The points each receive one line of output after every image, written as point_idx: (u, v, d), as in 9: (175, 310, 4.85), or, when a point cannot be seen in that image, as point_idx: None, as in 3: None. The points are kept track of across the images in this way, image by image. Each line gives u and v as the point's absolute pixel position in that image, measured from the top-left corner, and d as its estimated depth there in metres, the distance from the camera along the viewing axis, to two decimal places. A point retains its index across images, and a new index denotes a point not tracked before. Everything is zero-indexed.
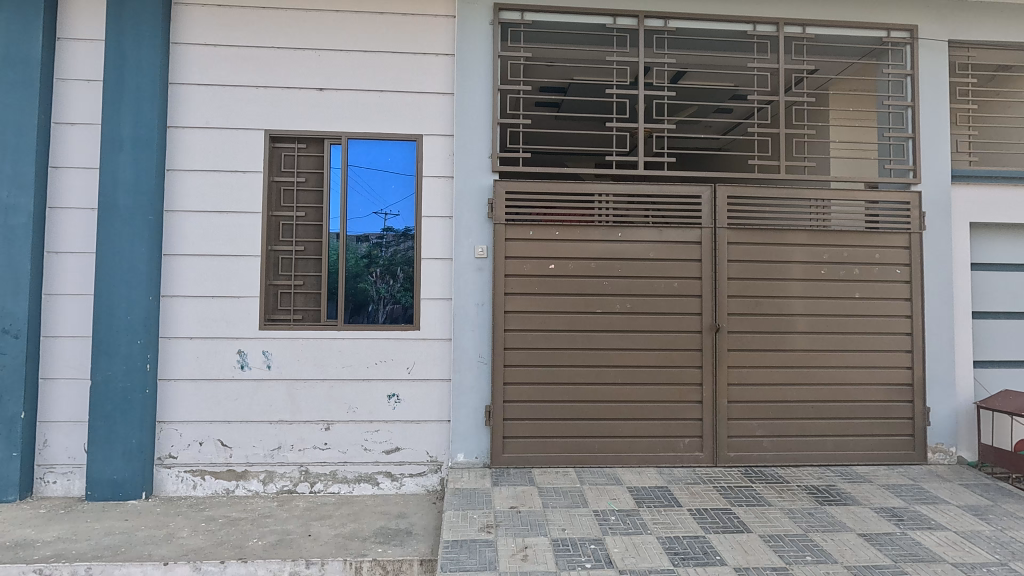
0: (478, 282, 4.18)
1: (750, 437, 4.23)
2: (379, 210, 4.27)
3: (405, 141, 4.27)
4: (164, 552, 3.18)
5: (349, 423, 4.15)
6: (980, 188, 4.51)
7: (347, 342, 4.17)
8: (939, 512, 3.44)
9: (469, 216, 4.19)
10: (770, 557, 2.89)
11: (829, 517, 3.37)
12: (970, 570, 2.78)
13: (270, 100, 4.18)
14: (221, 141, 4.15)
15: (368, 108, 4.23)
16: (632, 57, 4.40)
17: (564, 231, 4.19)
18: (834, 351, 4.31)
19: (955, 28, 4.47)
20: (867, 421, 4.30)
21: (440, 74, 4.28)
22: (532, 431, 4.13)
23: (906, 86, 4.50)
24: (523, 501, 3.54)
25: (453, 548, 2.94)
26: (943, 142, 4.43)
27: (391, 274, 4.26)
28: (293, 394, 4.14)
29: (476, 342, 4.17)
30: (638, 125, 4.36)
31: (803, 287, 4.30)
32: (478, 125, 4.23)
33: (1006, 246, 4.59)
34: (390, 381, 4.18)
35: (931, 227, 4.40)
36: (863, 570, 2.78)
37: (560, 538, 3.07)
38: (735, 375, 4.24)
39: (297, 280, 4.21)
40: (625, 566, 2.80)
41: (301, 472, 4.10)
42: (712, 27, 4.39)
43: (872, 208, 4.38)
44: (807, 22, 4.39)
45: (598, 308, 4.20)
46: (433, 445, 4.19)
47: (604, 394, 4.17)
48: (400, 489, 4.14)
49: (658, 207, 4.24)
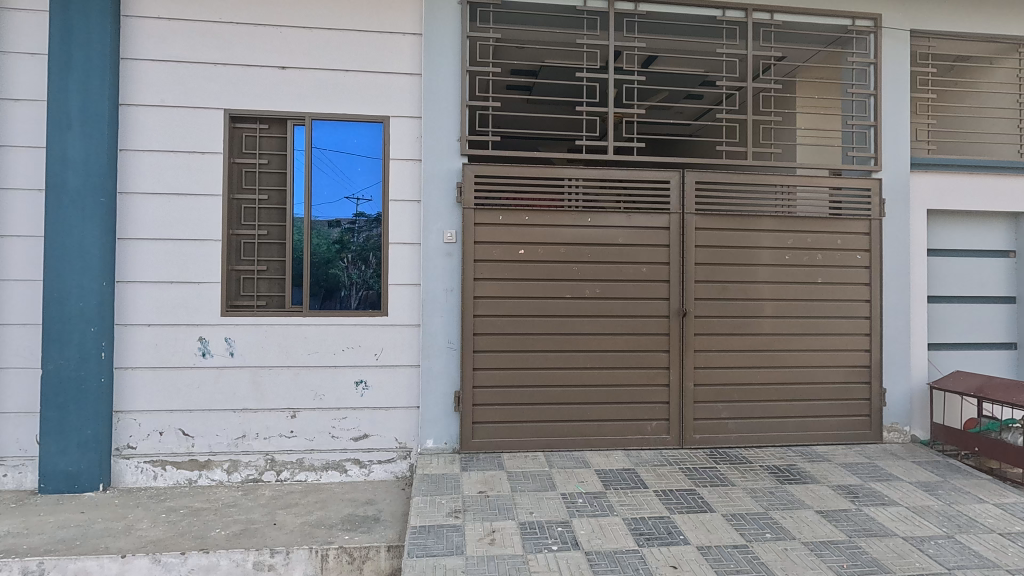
0: (448, 267, 4.14)
1: (715, 419, 4.31)
2: (350, 195, 4.17)
3: (372, 123, 4.17)
4: (122, 545, 3.09)
5: (316, 410, 4.09)
6: (938, 176, 4.63)
7: (313, 328, 4.09)
8: (892, 489, 3.57)
9: (438, 201, 4.13)
10: (732, 535, 2.97)
11: (789, 495, 3.47)
12: (920, 543, 2.90)
13: (229, 78, 4.02)
14: (177, 120, 3.99)
15: (333, 87, 4.12)
16: (602, 40, 4.36)
17: (534, 216, 4.16)
18: (797, 335, 4.41)
19: (917, 18, 4.56)
20: (828, 403, 4.43)
21: (408, 54, 4.18)
22: (502, 416, 4.13)
23: (870, 74, 4.57)
24: (492, 485, 3.55)
25: (420, 533, 2.94)
26: (904, 130, 4.53)
27: (363, 261, 4.19)
28: (258, 382, 4.05)
29: (446, 327, 4.14)
30: (608, 110, 4.31)
31: (768, 272, 4.38)
32: (446, 107, 4.16)
33: (960, 231, 4.76)
34: (357, 367, 4.12)
35: (891, 214, 4.51)
36: (819, 545, 2.87)
37: (527, 522, 3.09)
38: (702, 358, 4.31)
39: (260, 265, 4.11)
40: (592, 547, 2.84)
41: (267, 461, 4.04)
42: (682, 11, 4.37)
43: (836, 194, 4.46)
44: (775, 8, 4.40)
45: (568, 294, 4.20)
46: (402, 431, 4.16)
47: (573, 379, 4.19)
48: (368, 476, 4.11)
49: (628, 193, 4.25)
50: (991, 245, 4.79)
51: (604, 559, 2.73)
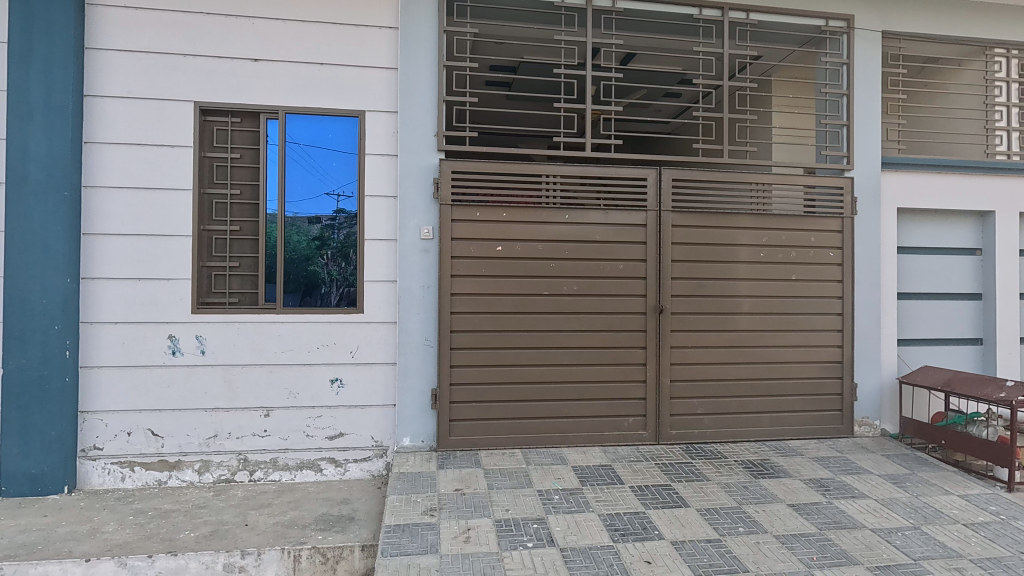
0: (424, 264, 4.10)
1: (691, 414, 4.35)
2: (330, 191, 4.11)
3: (348, 117, 4.12)
4: (86, 548, 3.01)
5: (290, 408, 4.03)
6: (909, 175, 4.73)
7: (287, 325, 4.03)
8: (862, 482, 3.64)
9: (415, 196, 4.09)
10: (705, 529, 3.00)
11: (762, 489, 3.52)
12: (887, 535, 2.97)
13: (199, 70, 3.93)
14: (145, 112, 3.88)
15: (307, 81, 4.05)
16: (580, 36, 4.35)
17: (511, 213, 4.14)
18: (771, 332, 4.47)
19: (889, 20, 4.64)
20: (801, 398, 4.49)
21: (383, 48, 4.13)
22: (479, 413, 4.11)
23: (843, 74, 4.64)
24: (468, 483, 3.53)
25: (395, 532, 2.91)
26: (875, 129, 4.61)
27: (344, 258, 4.13)
28: (230, 381, 3.97)
29: (422, 325, 4.11)
30: (586, 106, 4.31)
31: (744, 269, 4.43)
32: (423, 102, 4.11)
33: (929, 230, 4.87)
34: (333, 365, 4.07)
35: (863, 213, 4.58)
36: (790, 538, 2.91)
37: (503, 519, 3.08)
38: (678, 355, 4.34)
39: (232, 261, 4.03)
40: (567, 544, 2.84)
41: (240, 461, 3.97)
42: (659, 9, 4.39)
43: (810, 192, 4.52)
44: (751, 7, 4.43)
45: (545, 290, 4.19)
46: (378, 430, 4.13)
47: (550, 375, 4.19)
48: (344, 475, 4.07)
49: (606, 190, 4.25)
50: (958, 243, 4.90)
51: (579, 555, 2.73)
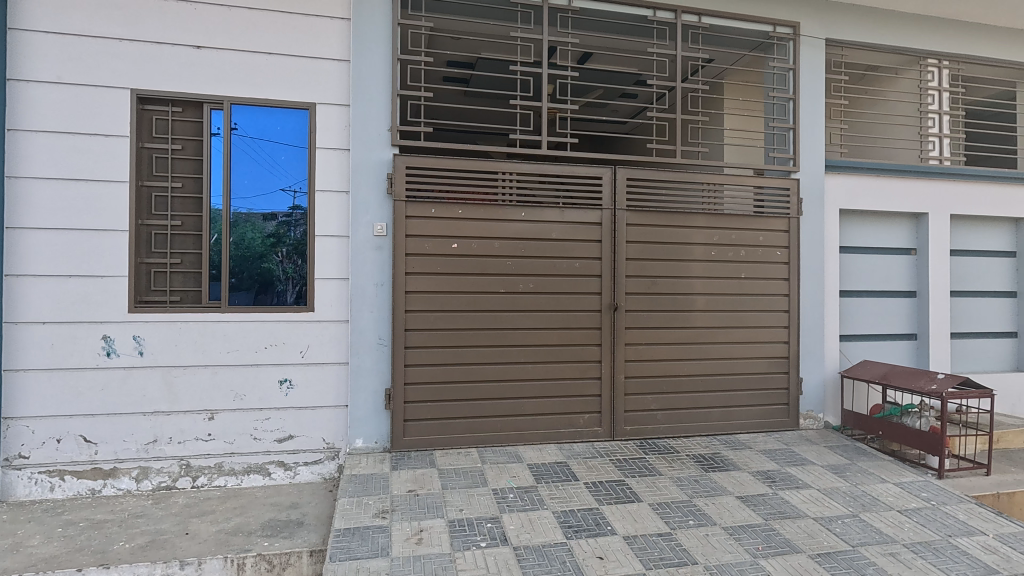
0: (377, 261, 4.02)
1: (645, 410, 4.42)
2: (286, 187, 4.00)
3: (298, 109, 3.99)
4: (7, 564, 2.81)
5: (236, 411, 3.88)
6: (851, 178, 4.92)
7: (232, 324, 3.87)
8: (806, 473, 3.78)
9: (368, 192, 4.00)
10: (657, 523, 3.05)
11: (712, 482, 3.60)
12: (828, 523, 3.08)
13: (136, 56, 3.73)
14: (76, 99, 3.66)
15: (254, 71, 3.90)
16: (536, 34, 4.34)
17: (467, 210, 4.10)
18: (722, 328, 4.58)
19: (832, 28, 4.82)
20: (750, 392, 4.62)
21: (335, 39, 4.02)
22: (434, 413, 4.06)
23: (789, 79, 4.79)
24: (422, 483, 3.48)
25: (344, 536, 2.84)
26: (819, 133, 4.78)
27: (300, 255, 4.02)
28: (171, 383, 3.79)
29: (376, 323, 4.02)
30: (542, 104, 4.26)
31: (697, 267, 4.53)
32: (376, 96, 4.02)
33: (868, 230, 5.09)
34: (281, 365, 3.94)
35: (807, 213, 4.75)
36: (737, 530, 2.99)
37: (457, 519, 3.05)
38: (632, 352, 4.39)
39: (173, 258, 3.84)
40: (520, 542, 2.83)
41: (182, 467, 3.80)
42: (614, 10, 4.42)
43: (759, 193, 4.66)
44: (703, 11, 4.52)
45: (501, 288, 4.17)
46: (329, 431, 4.03)
47: (506, 374, 4.17)
48: (294, 478, 3.95)
49: (563, 188, 4.27)
50: (895, 243, 5.14)
51: (532, 553, 2.73)
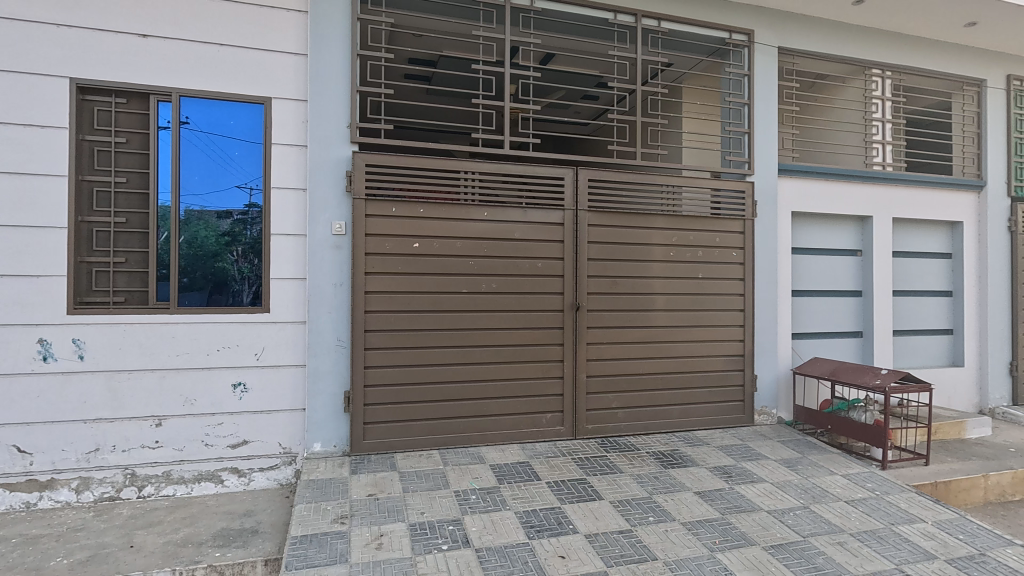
0: (336, 261, 3.93)
1: (607, 409, 4.47)
2: (242, 184, 3.86)
3: (252, 104, 3.86)
4: None
5: (186, 417, 3.72)
6: (802, 182, 5.11)
7: (182, 326, 3.71)
8: (760, 467, 3.90)
9: (326, 190, 3.90)
10: (617, 521, 3.08)
11: (671, 478, 3.67)
12: (781, 515, 3.18)
13: (76, 44, 3.52)
14: (8, 87, 3.42)
15: (205, 63, 3.75)
16: (499, 33, 4.32)
17: (429, 209, 4.05)
18: (681, 327, 4.68)
19: (785, 36, 4.99)
20: (707, 390, 4.73)
21: (292, 32, 3.91)
22: (395, 415, 3.99)
23: (744, 85, 4.93)
24: (383, 487, 3.41)
25: (301, 543, 2.75)
26: (772, 137, 4.94)
27: (256, 254, 3.89)
28: (115, 388, 3.61)
29: (335, 324, 3.93)
30: (504, 104, 4.25)
31: (657, 267, 4.61)
32: (335, 92, 3.93)
33: (818, 232, 5.29)
34: (235, 368, 3.80)
35: (761, 215, 4.90)
36: (696, 525, 3.05)
37: (418, 523, 3.00)
38: (594, 351, 4.44)
39: (117, 256, 3.65)
40: (482, 544, 2.81)
41: (127, 476, 3.61)
42: (576, 11, 4.45)
43: (716, 195, 4.78)
44: (662, 16, 4.60)
45: (463, 288, 4.14)
46: (286, 436, 3.92)
47: (469, 374, 4.14)
48: (248, 486, 3.80)
49: (525, 187, 4.27)
50: (843, 244, 5.37)
51: (494, 554, 2.71)
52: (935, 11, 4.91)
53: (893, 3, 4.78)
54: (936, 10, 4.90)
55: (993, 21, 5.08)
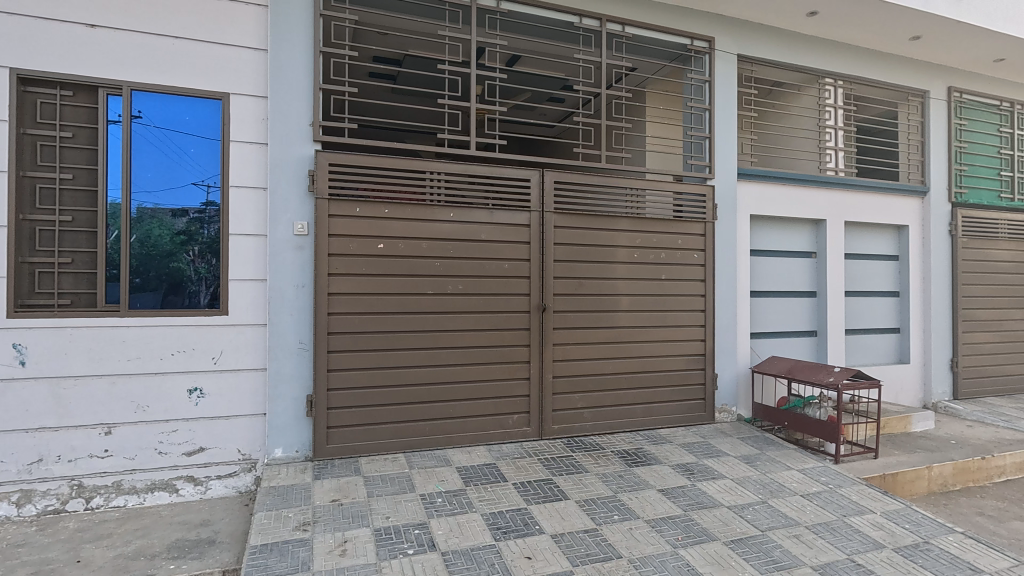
0: (298, 262, 3.84)
1: (572, 409, 4.50)
2: (198, 181, 3.74)
3: (209, 99, 3.74)
4: None
5: (138, 424, 3.57)
6: (760, 186, 5.27)
7: (133, 329, 3.56)
8: (721, 464, 4.00)
9: (287, 190, 3.81)
10: (583, 520, 3.11)
11: (635, 477, 3.72)
12: (740, 510, 3.27)
13: (17, 31, 3.33)
14: None
15: (159, 56, 3.60)
16: (465, 34, 4.30)
17: (394, 209, 4.00)
18: (644, 328, 4.76)
19: (743, 44, 5.14)
20: (670, 389, 4.83)
21: (251, 27, 3.80)
22: (360, 418, 3.93)
23: (705, 90, 5.06)
24: (347, 492, 3.35)
25: (261, 552, 2.67)
26: (732, 142, 5.07)
27: (213, 254, 3.77)
28: (60, 395, 3.43)
29: (297, 327, 3.85)
30: (470, 105, 4.22)
31: (622, 268, 4.68)
32: (296, 89, 3.84)
33: (775, 235, 5.47)
34: (191, 373, 3.67)
35: (721, 218, 5.03)
36: (659, 522, 3.11)
37: (383, 527, 2.96)
38: (560, 351, 4.46)
39: (62, 257, 3.47)
40: (448, 547, 2.79)
41: (73, 488, 3.44)
42: (541, 14, 4.47)
43: (678, 198, 4.88)
44: (626, 21, 4.68)
45: (429, 290, 4.11)
46: (245, 442, 3.81)
47: (435, 376, 4.11)
48: (205, 494, 3.68)
49: (492, 189, 4.26)
50: (798, 247, 5.56)
51: (460, 557, 2.70)
52: (883, 24, 5.14)
53: (844, 15, 4.98)
54: (883, 23, 5.14)
55: (935, 36, 5.36)
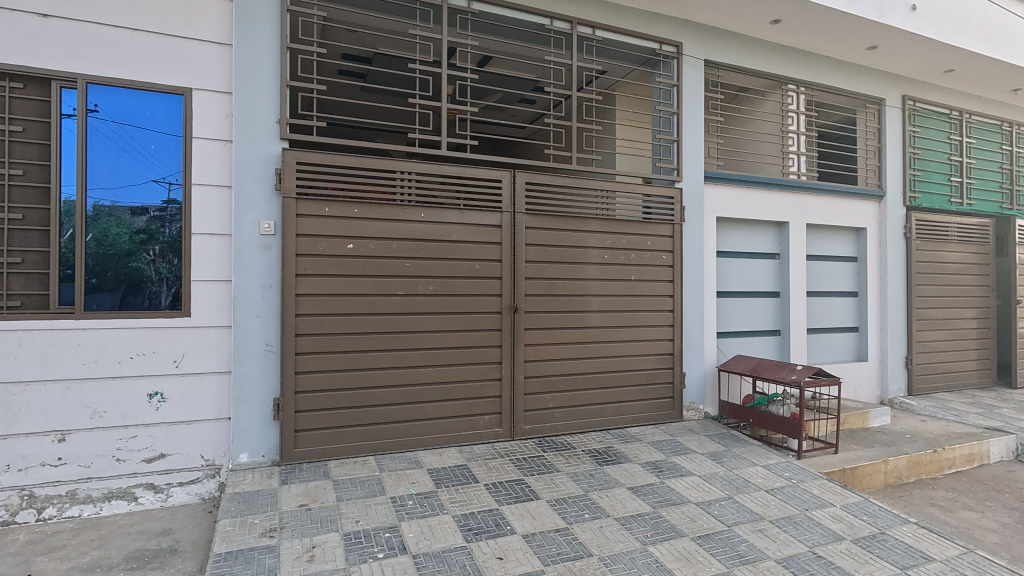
0: (264, 262, 3.76)
1: (544, 409, 4.53)
2: (159, 179, 3.62)
3: (171, 95, 3.63)
4: None
5: (95, 430, 3.43)
6: (726, 189, 5.39)
7: (89, 332, 3.42)
8: (689, 461, 4.07)
9: (253, 188, 3.73)
10: (554, 519, 3.13)
11: (605, 475, 3.76)
12: (707, 506, 3.34)
13: None
14: None
15: (117, 49, 3.48)
16: (436, 33, 4.27)
17: (364, 209, 3.95)
18: (614, 328, 4.81)
19: (710, 50, 5.25)
20: (639, 388, 4.90)
21: (215, 21, 3.70)
22: (329, 421, 3.86)
23: (673, 94, 5.14)
24: (315, 497, 3.29)
25: (225, 560, 2.61)
26: (699, 146, 5.18)
27: (175, 254, 3.66)
28: (9, 402, 3.27)
29: (264, 328, 3.77)
30: (441, 104, 4.17)
31: (593, 269, 4.73)
32: (262, 86, 3.76)
33: (741, 236, 5.60)
34: (151, 377, 3.55)
35: (689, 220, 5.13)
36: (629, 520, 3.15)
37: (352, 532, 2.92)
38: (532, 352, 4.48)
39: (12, 257, 3.31)
40: (420, 549, 2.77)
41: (23, 498, 3.28)
42: (512, 15, 4.47)
43: (647, 200, 4.96)
44: (597, 24, 4.72)
45: (400, 290, 4.07)
46: (208, 447, 3.70)
47: (405, 378, 4.07)
48: (166, 502, 3.56)
49: (463, 189, 4.25)
50: (762, 248, 5.71)
51: (431, 559, 2.68)
52: (842, 33, 5.33)
53: (805, 24, 5.14)
54: (843, 33, 5.32)
55: (890, 46, 5.57)
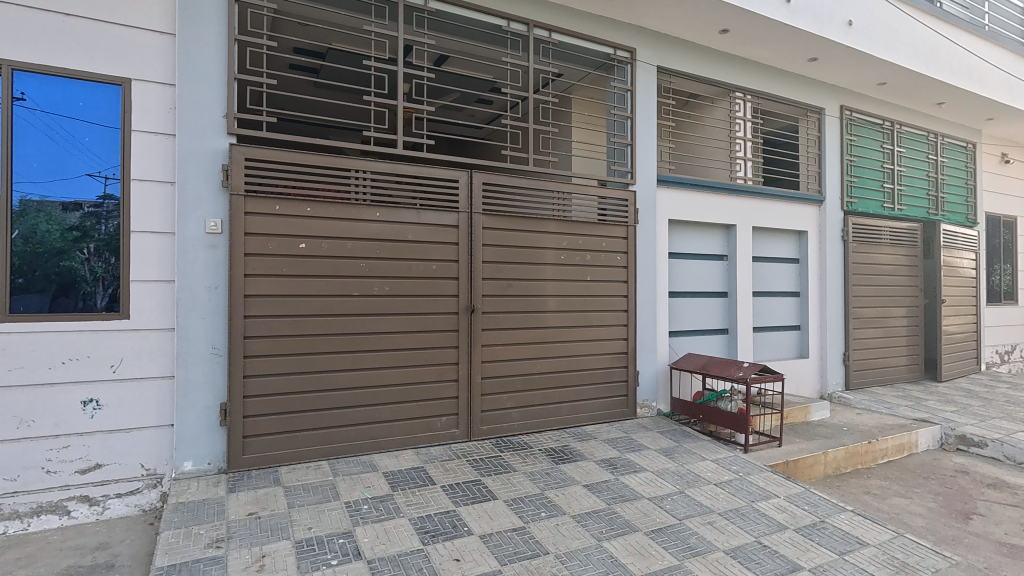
0: (211, 262, 3.62)
1: (501, 409, 4.54)
2: (95, 173, 3.43)
3: (108, 85, 3.44)
4: None
5: (22, 441, 3.21)
6: (677, 192, 5.55)
7: (14, 336, 3.20)
8: (642, 457, 4.17)
9: (199, 185, 3.58)
10: (511, 519, 3.14)
11: (562, 474, 3.81)
12: (660, 501, 3.43)
13: None
14: None
15: (48, 34, 3.27)
16: (391, 30, 4.21)
17: (316, 208, 3.85)
18: (570, 328, 4.88)
19: (662, 57, 5.39)
20: (594, 387, 4.98)
21: (158, 9, 3.53)
22: (279, 426, 3.75)
23: (627, 99, 5.25)
24: (265, 504, 3.19)
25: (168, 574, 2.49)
26: (651, 150, 5.31)
27: (111, 253, 3.46)
28: None
29: (210, 330, 3.62)
30: (397, 104, 4.02)
31: (550, 269, 4.77)
32: (209, 79, 3.62)
33: (691, 238, 5.78)
34: (85, 383, 3.35)
35: (642, 222, 5.25)
36: (585, 516, 3.20)
37: (305, 539, 2.85)
38: (489, 352, 4.48)
39: None
40: (375, 554, 2.73)
41: None
42: (469, 15, 4.46)
43: (602, 202, 5.05)
44: (553, 28, 4.77)
45: (354, 291, 3.99)
46: (149, 456, 3.53)
47: (360, 380, 4.00)
48: (102, 515, 3.36)
49: (419, 189, 4.21)
50: (711, 250, 5.91)
51: (387, 564, 2.65)
52: (785, 45, 5.58)
53: (752, 35, 5.36)
54: (786, 44, 5.58)
55: (829, 58, 5.88)
